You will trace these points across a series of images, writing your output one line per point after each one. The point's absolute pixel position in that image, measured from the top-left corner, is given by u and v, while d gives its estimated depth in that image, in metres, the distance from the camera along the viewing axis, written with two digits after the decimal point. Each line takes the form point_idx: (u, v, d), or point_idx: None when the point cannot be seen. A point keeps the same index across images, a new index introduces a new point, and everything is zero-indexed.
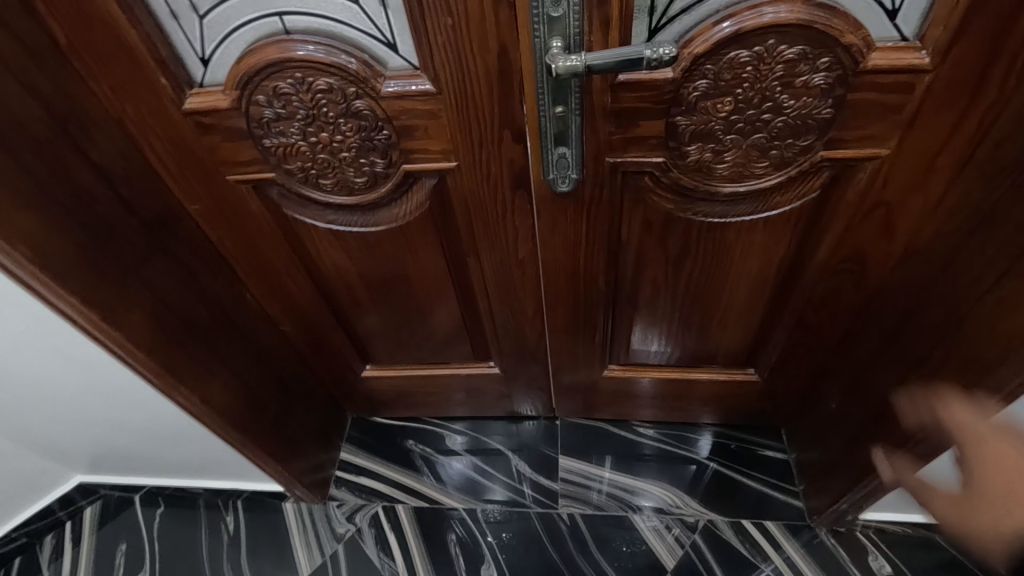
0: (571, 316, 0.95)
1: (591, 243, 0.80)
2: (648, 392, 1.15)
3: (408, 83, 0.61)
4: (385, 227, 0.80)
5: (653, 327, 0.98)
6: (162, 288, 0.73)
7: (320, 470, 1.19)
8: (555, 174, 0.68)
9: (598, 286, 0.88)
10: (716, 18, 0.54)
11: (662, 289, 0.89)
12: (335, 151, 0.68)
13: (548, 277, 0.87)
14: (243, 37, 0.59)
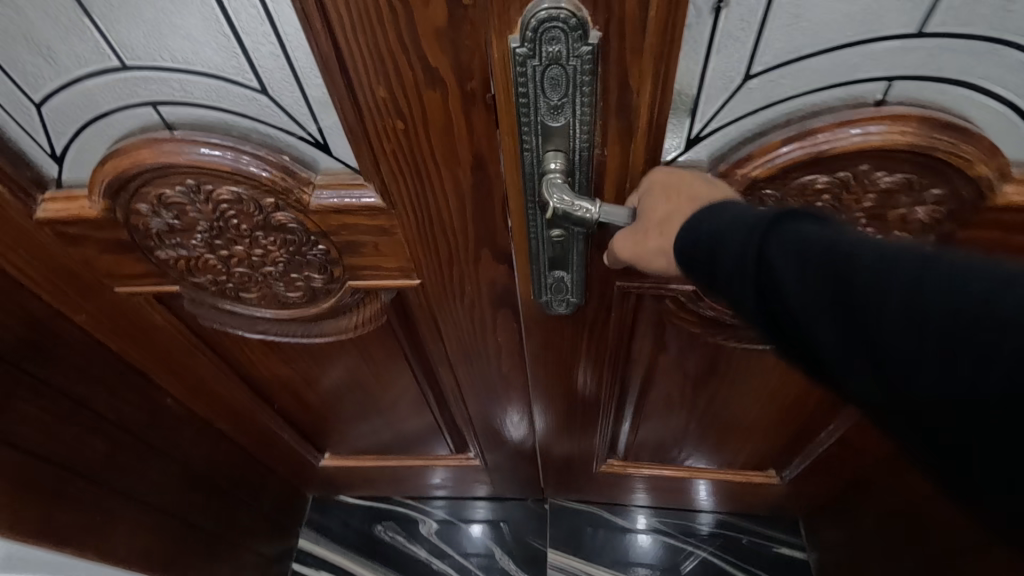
0: (567, 422, 0.80)
1: (594, 363, 0.64)
2: (650, 486, 1.01)
3: (344, 194, 0.44)
4: (332, 339, 0.62)
5: (664, 432, 0.84)
6: (23, 433, 0.56)
7: (275, 565, 1.04)
8: (550, 298, 0.51)
9: (602, 400, 0.73)
10: (787, 133, 0.38)
11: (677, 400, 0.74)
12: (256, 265, 0.51)
13: (539, 391, 0.71)
14: (105, 131, 0.41)
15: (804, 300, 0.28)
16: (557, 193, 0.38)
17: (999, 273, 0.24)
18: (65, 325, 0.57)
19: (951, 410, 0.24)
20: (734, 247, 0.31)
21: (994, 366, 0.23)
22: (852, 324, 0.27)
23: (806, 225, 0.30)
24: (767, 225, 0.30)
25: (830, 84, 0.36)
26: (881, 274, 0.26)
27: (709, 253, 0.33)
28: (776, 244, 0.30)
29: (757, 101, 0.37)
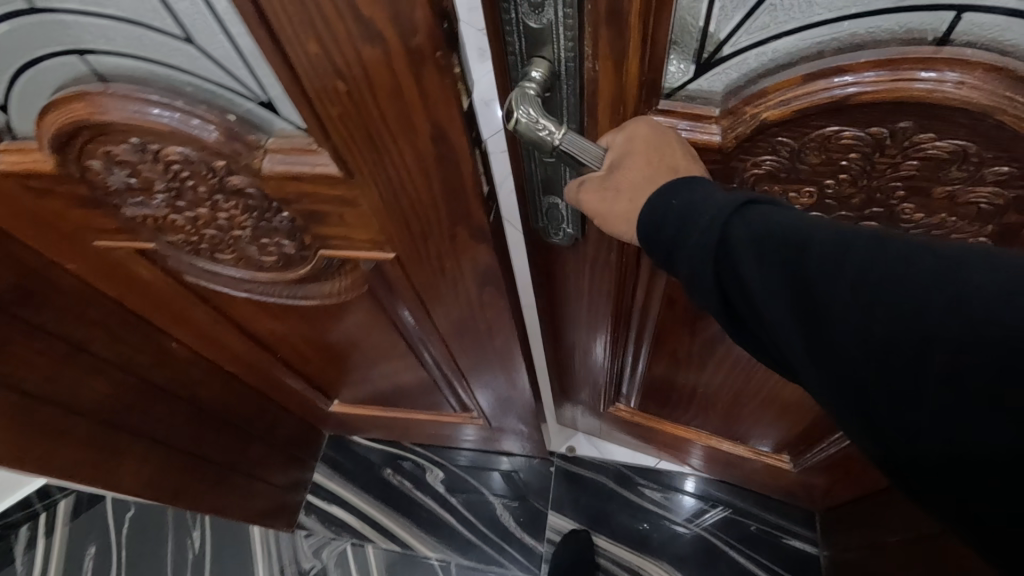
0: (572, 351, 0.81)
1: (594, 297, 0.64)
2: (659, 440, 1.02)
3: (294, 162, 0.39)
4: (316, 301, 0.59)
5: (671, 386, 0.83)
6: (1, 369, 0.57)
7: (290, 495, 1.10)
8: (548, 221, 0.54)
9: (605, 339, 0.73)
10: (805, 68, 0.37)
11: (683, 358, 0.74)
12: (225, 228, 0.48)
13: (544, 311, 0.73)
14: (39, 80, 0.37)
15: (755, 275, 0.33)
16: (522, 104, 0.39)
17: (921, 253, 0.29)
18: (57, 274, 0.57)
19: (871, 373, 0.30)
20: (702, 223, 0.36)
21: (908, 338, 0.29)
22: (795, 297, 0.32)
23: (763, 210, 0.35)
24: (733, 206, 0.35)
25: (879, 7, 0.33)
26: (824, 256, 0.31)
27: (675, 228, 0.37)
28: (735, 223, 0.35)
29: (781, 23, 0.35)
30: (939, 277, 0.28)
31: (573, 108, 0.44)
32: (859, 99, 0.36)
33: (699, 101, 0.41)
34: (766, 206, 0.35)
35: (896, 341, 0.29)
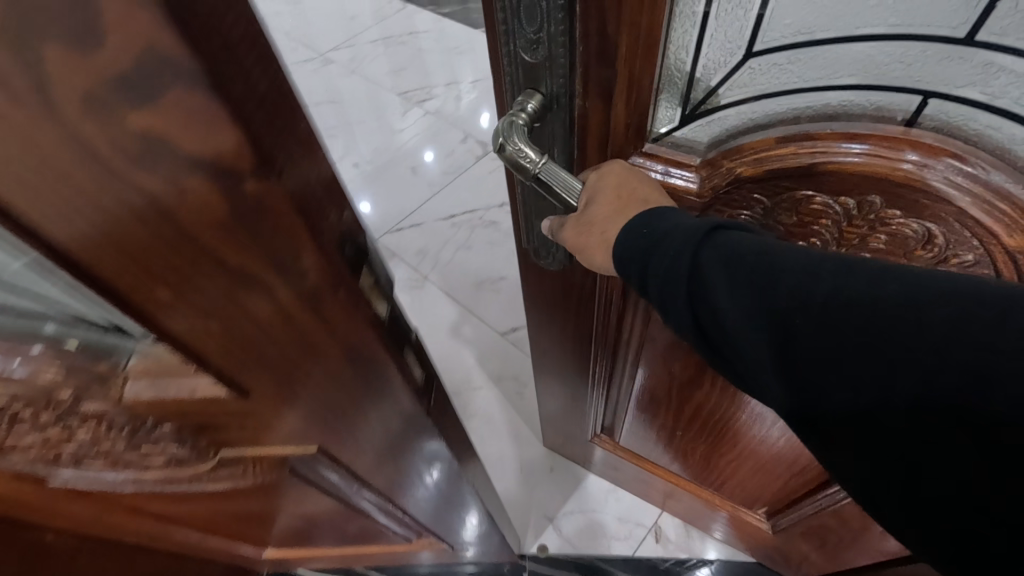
0: (561, 365, 0.86)
1: (582, 316, 0.70)
2: (636, 473, 1.09)
3: (171, 386, 0.30)
4: (223, 490, 0.49)
5: (658, 410, 0.86)
6: None
7: None
8: (539, 245, 0.61)
9: (595, 356, 0.77)
10: (780, 131, 0.44)
11: (659, 397, 0.82)
12: (87, 447, 0.37)
13: (535, 316, 0.79)
14: None
15: (728, 284, 0.39)
16: (510, 131, 0.45)
17: (870, 269, 0.36)
18: None
19: (824, 365, 0.37)
20: (672, 253, 0.41)
21: (859, 340, 0.35)
22: (760, 309, 0.38)
23: (734, 235, 0.41)
24: (704, 230, 0.41)
25: (848, 83, 0.40)
26: (790, 271, 0.38)
27: (649, 249, 0.43)
28: (710, 243, 0.41)
29: (756, 85, 0.43)
30: (885, 292, 0.35)
31: (562, 140, 0.49)
32: (826, 167, 0.43)
33: (684, 150, 0.48)
34: (735, 233, 0.41)
35: (849, 341, 0.36)
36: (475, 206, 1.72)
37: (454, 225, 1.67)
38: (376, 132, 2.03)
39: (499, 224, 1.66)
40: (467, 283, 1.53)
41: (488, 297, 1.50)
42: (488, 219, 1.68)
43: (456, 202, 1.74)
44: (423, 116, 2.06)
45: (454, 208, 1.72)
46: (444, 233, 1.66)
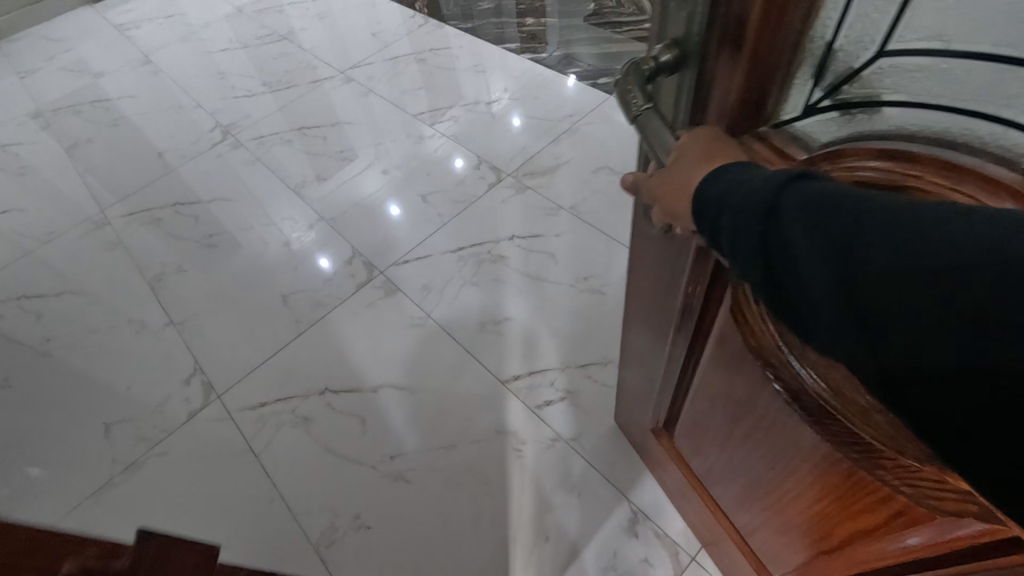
0: (651, 325, 0.83)
1: (679, 270, 0.66)
2: (676, 480, 1.05)
3: None
4: None
5: (713, 420, 0.78)
6: None
7: None
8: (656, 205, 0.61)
9: (680, 324, 0.73)
10: (886, 144, 0.35)
11: (711, 409, 0.77)
12: None
13: (641, 261, 0.77)
14: None
15: (806, 231, 0.32)
16: (633, 67, 0.46)
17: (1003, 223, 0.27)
18: None
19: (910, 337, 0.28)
20: (743, 197, 0.35)
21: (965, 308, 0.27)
22: (838, 264, 0.31)
23: (826, 183, 0.33)
24: (786, 176, 0.34)
25: (983, 107, 0.31)
26: (888, 222, 0.30)
27: (721, 197, 0.37)
28: (790, 189, 0.33)
29: (888, 87, 0.35)
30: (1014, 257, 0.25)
31: (686, 107, 0.46)
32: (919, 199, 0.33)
33: (795, 146, 0.40)
34: (828, 182, 0.33)
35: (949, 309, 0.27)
36: (483, 238, 1.66)
37: (461, 259, 1.62)
38: (402, 144, 2.03)
39: (507, 259, 1.59)
40: (474, 320, 1.47)
41: (490, 338, 1.43)
42: (496, 253, 1.61)
43: (467, 233, 1.69)
44: (438, 138, 2.02)
45: (462, 240, 1.67)
46: (450, 267, 1.60)
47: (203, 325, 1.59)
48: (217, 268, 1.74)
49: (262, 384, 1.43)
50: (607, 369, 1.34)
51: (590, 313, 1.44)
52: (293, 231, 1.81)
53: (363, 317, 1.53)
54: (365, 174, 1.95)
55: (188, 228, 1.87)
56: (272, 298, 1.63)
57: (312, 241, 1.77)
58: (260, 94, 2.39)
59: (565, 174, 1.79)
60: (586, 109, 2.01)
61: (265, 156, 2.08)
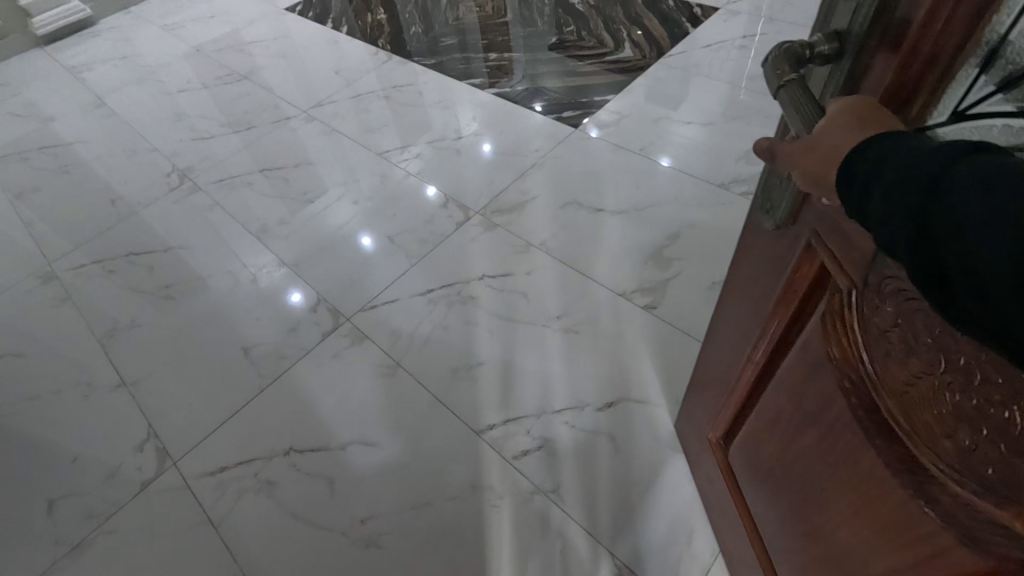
0: (740, 325, 0.83)
1: (782, 270, 0.67)
2: (722, 490, 1.03)
3: None
4: None
5: (773, 434, 0.79)
6: None
7: None
8: (774, 200, 0.62)
9: (767, 327, 0.74)
10: None
11: (777, 420, 0.76)
12: None
13: (745, 257, 0.78)
14: None
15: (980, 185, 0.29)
16: (787, 45, 0.46)
17: None
18: None
19: None
20: (908, 156, 0.33)
21: None
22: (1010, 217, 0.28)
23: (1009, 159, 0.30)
24: (964, 148, 0.32)
25: None
26: None
27: (878, 160, 0.35)
28: (965, 156, 0.31)
29: None
30: None
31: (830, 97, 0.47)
32: None
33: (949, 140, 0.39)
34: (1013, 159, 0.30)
35: None
36: (453, 279, 1.62)
37: (430, 302, 1.58)
38: (374, 171, 2.03)
39: (478, 301, 1.56)
40: (443, 366, 1.43)
41: (463, 385, 1.38)
42: (466, 293, 1.58)
43: (436, 272, 1.65)
44: (405, 176, 1.99)
45: (431, 282, 1.63)
46: (420, 312, 1.56)
47: (159, 383, 1.50)
48: (173, 321, 1.66)
49: (223, 446, 1.35)
50: (584, 413, 1.30)
51: (567, 352, 1.41)
52: (260, 269, 1.77)
53: (331, 366, 1.47)
54: (334, 208, 1.93)
55: (142, 279, 1.79)
56: (232, 351, 1.55)
57: (284, 276, 1.73)
58: (220, 135, 2.34)
59: (534, 210, 1.78)
60: (552, 143, 2.01)
61: (225, 201, 2.02)
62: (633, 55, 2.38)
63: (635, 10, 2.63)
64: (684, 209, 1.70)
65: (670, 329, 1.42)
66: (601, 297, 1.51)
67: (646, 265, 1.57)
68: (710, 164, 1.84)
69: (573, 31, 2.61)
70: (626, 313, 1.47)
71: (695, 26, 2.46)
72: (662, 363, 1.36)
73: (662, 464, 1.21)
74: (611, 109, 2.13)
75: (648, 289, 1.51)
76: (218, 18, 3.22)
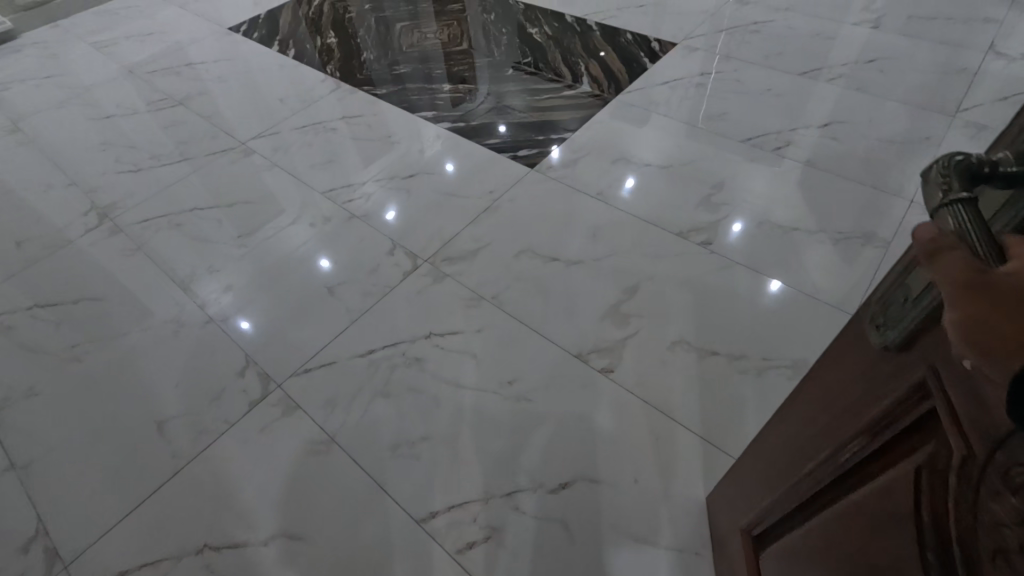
0: (801, 429, 0.70)
1: (870, 394, 0.53)
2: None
3: None
4: None
5: (811, 564, 0.66)
6: None
7: None
8: (884, 320, 0.49)
9: (829, 447, 0.61)
10: None
11: (821, 550, 0.63)
12: None
13: (825, 357, 0.64)
14: None
15: None
16: (957, 157, 0.36)
17: None
18: None
19: None
20: None
21: None
22: None
23: None
24: None
25: None
26: None
27: None
28: None
29: None
30: None
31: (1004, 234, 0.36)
32: None
33: None
34: None
35: None
36: (397, 338, 1.49)
37: (373, 366, 1.44)
38: (323, 205, 1.92)
39: (424, 363, 1.43)
40: (382, 442, 1.30)
41: (404, 466, 1.26)
42: (412, 355, 1.45)
43: (379, 331, 1.52)
44: (349, 218, 1.86)
45: (373, 342, 1.49)
46: (359, 377, 1.42)
47: (55, 468, 1.32)
48: (76, 388, 1.47)
49: (126, 545, 1.18)
50: (535, 497, 1.20)
51: (522, 425, 1.30)
52: (209, 293, 1.67)
53: (258, 443, 1.32)
54: (290, 229, 1.84)
55: (45, 338, 1.59)
56: (146, 425, 1.37)
57: (231, 302, 1.64)
58: (148, 168, 2.15)
59: (484, 260, 1.67)
60: (508, 184, 1.92)
61: (147, 245, 1.83)
62: (591, 90, 2.33)
63: (594, 42, 2.58)
64: (642, 260, 1.63)
65: (628, 395, 1.33)
66: (556, 359, 1.41)
67: (603, 322, 1.48)
68: (669, 209, 1.78)
69: (531, 63, 2.54)
70: (582, 378, 1.37)
71: (653, 61, 2.43)
72: (621, 435, 1.27)
73: (620, 555, 1.11)
74: (569, 147, 2.05)
75: (605, 349, 1.42)
76: (156, 36, 3.01)
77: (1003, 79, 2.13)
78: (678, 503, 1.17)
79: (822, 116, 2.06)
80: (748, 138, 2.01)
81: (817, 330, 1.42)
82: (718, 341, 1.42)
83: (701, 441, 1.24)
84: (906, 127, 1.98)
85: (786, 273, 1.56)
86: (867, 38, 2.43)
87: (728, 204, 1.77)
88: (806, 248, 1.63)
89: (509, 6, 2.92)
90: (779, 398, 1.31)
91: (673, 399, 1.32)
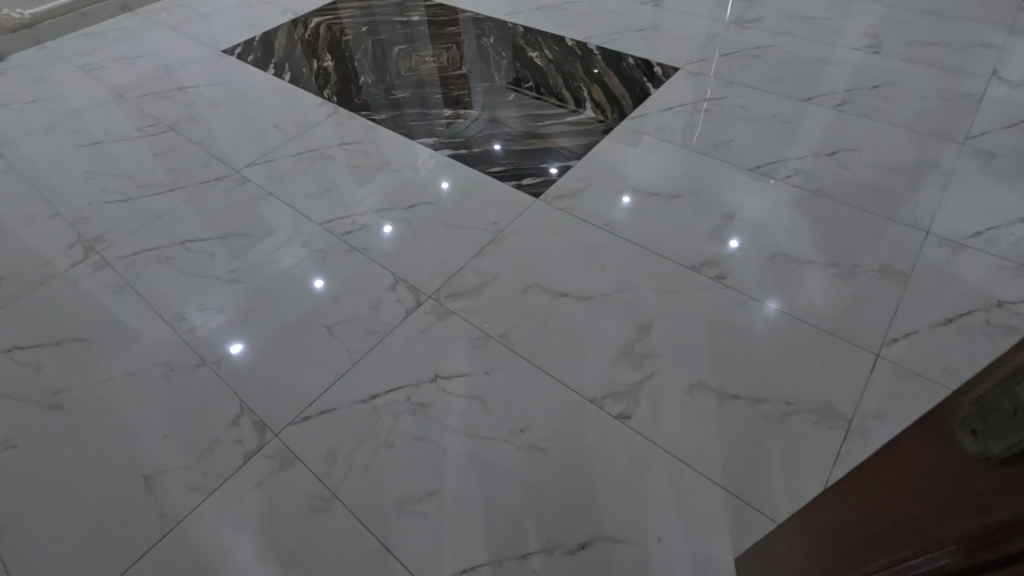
0: (867, 516, 0.62)
1: (961, 503, 0.46)
2: None
3: None
4: None
5: None
6: None
7: None
8: (984, 428, 0.43)
9: (900, 547, 0.54)
10: None
11: None
12: None
13: (901, 443, 0.58)
14: None
15: None
16: None
17: None
18: None
19: None
20: None
21: None
22: None
23: None
24: None
25: None
26: None
27: None
28: None
29: None
30: None
31: None
32: None
33: None
34: None
35: None
36: (400, 382, 1.42)
37: (375, 412, 1.37)
38: (321, 236, 1.85)
39: (429, 410, 1.36)
40: (387, 499, 1.22)
41: (411, 525, 1.18)
42: (417, 401, 1.38)
43: (381, 374, 1.44)
44: (348, 251, 1.79)
45: (375, 386, 1.42)
46: (360, 426, 1.34)
47: (33, 531, 1.22)
48: (57, 441, 1.37)
49: None
50: (552, 559, 1.12)
51: (536, 477, 1.23)
52: (198, 320, 1.63)
53: (253, 500, 1.23)
54: (285, 257, 1.79)
55: (24, 385, 1.49)
56: (132, 482, 1.28)
57: (221, 324, 1.61)
58: (137, 199, 2.07)
59: (490, 297, 1.61)
60: (512, 215, 1.86)
61: (136, 281, 1.75)
62: (594, 116, 2.29)
63: (594, 66, 2.55)
64: (653, 296, 1.57)
65: (646, 444, 1.27)
66: (569, 405, 1.34)
67: (617, 364, 1.42)
68: (680, 241, 1.73)
69: (531, 88, 2.51)
70: (598, 426, 1.30)
71: (656, 86, 2.40)
72: (641, 489, 1.20)
73: None
74: (573, 176, 2.00)
75: (620, 394, 1.36)
76: (146, 59, 2.94)
77: (1008, 106, 2.12)
78: (706, 564, 1.09)
79: (828, 144, 2.04)
80: (756, 167, 1.97)
81: (838, 371, 1.37)
82: (737, 384, 1.36)
83: (726, 495, 1.18)
84: (914, 154, 1.96)
85: (803, 309, 1.51)
86: (868, 63, 2.42)
87: (739, 236, 1.73)
88: (822, 282, 1.58)
89: (507, 29, 2.89)
90: (804, 446, 1.25)
91: (693, 448, 1.26)
